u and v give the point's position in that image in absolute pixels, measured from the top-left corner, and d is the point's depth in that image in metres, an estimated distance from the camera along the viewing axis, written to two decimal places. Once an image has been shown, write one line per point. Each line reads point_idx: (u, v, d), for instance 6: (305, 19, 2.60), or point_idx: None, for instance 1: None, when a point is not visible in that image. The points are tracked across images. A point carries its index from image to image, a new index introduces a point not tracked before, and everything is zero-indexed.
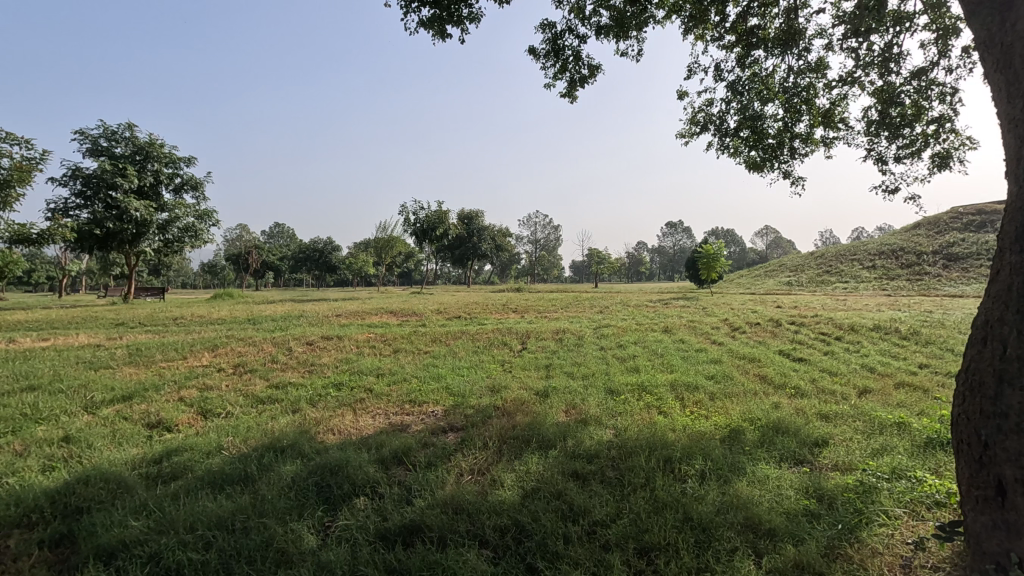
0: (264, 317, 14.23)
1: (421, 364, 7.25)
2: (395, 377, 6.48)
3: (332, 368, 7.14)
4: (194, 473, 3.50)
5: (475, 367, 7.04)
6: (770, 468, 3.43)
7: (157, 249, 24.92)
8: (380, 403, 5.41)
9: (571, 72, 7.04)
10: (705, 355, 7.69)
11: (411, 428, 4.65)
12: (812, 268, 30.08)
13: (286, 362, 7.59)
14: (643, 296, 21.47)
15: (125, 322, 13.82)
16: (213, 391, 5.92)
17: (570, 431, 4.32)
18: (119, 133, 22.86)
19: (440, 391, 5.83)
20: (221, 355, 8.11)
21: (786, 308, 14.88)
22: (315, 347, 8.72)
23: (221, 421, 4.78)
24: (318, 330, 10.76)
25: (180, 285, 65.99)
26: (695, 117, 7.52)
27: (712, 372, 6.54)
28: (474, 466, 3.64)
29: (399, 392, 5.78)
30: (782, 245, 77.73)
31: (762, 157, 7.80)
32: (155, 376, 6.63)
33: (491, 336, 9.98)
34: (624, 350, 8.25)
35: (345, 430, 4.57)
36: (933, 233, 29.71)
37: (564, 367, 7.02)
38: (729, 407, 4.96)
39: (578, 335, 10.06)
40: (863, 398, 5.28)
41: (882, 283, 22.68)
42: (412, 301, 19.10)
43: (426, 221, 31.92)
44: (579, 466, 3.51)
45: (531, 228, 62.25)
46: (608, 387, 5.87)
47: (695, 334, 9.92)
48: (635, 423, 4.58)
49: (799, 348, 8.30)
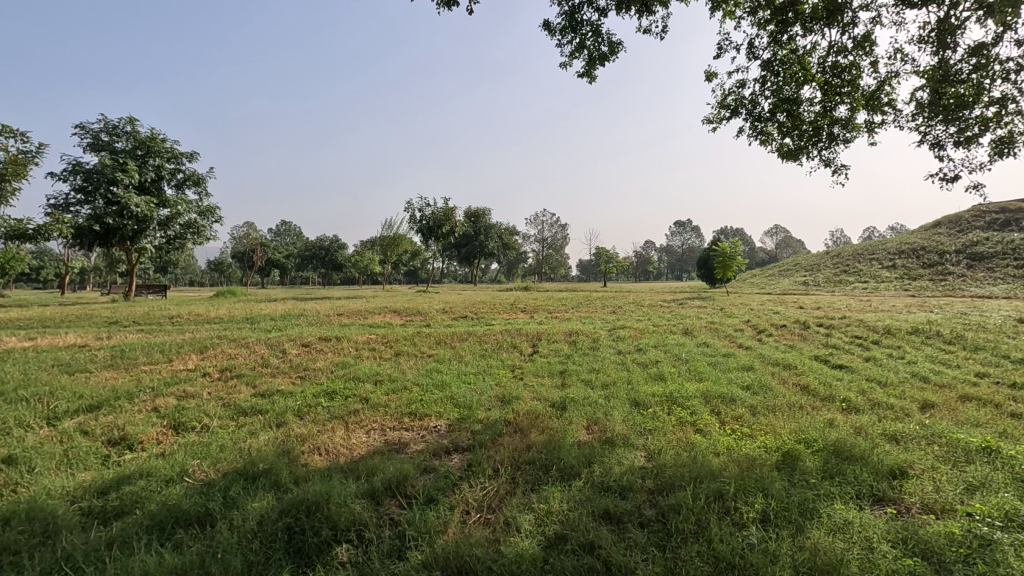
0: (262, 316, 13.64)
1: (424, 370, 6.62)
2: (395, 384, 5.85)
3: (326, 373, 6.52)
4: (143, 509, 2.88)
5: (483, 374, 6.40)
6: (848, 509, 2.79)
7: (159, 245, 24.45)
8: (376, 416, 4.80)
9: (590, 50, 6.41)
10: (735, 361, 7.02)
11: (410, 448, 4.02)
12: (828, 267, 29.25)
13: (277, 366, 6.99)
14: (655, 295, 20.80)
15: (118, 321, 13.30)
16: (191, 400, 5.31)
17: (596, 455, 3.68)
18: (119, 127, 22.39)
19: (443, 401, 5.21)
20: (208, 358, 7.51)
21: (809, 309, 14.10)
22: (311, 350, 8.12)
23: (193, 438, 4.17)
24: (316, 331, 10.14)
25: (186, 283, 65.83)
26: (725, 101, 6.88)
27: (746, 380, 5.89)
28: (484, 503, 3.02)
29: (398, 403, 5.16)
30: (792, 244, 76.67)
31: (798, 144, 7.16)
32: (132, 382, 6.03)
33: (499, 338, 9.34)
34: (644, 354, 7.61)
35: (333, 451, 3.95)
36: (953, 232, 28.81)
37: (580, 374, 6.36)
38: (776, 425, 4.31)
39: (592, 337, 9.41)
40: (929, 415, 4.59)
41: (904, 283, 21.87)
42: (417, 300, 18.50)
43: (432, 218, 31.30)
44: (612, 505, 2.88)
45: (538, 227, 61.55)
46: (633, 398, 5.22)
47: (719, 337, 9.25)
48: (671, 445, 3.93)
49: (836, 353, 7.59)
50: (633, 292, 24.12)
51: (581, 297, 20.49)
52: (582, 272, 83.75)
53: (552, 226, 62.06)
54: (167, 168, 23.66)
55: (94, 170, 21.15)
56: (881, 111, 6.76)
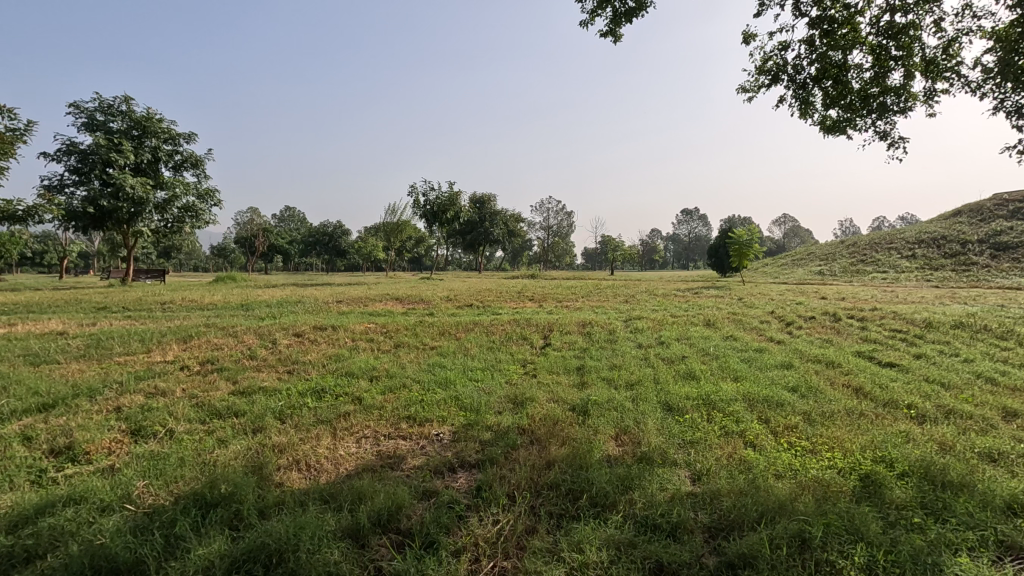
0: (259, 302, 13.04)
1: (425, 365, 5.94)
2: (392, 381, 5.19)
3: (317, 368, 5.87)
4: (60, 553, 2.24)
5: (491, 370, 5.72)
6: (977, 564, 2.13)
7: (156, 229, 23.82)
8: (369, 421, 4.15)
9: (614, 5, 5.65)
10: (769, 357, 6.34)
11: (406, 463, 3.38)
12: (845, 257, 28.39)
13: (265, 359, 6.35)
14: (666, 284, 20.07)
15: (108, 306, 12.72)
16: (160, 398, 4.67)
17: (632, 478, 3.02)
18: (114, 107, 21.65)
19: (447, 403, 4.55)
20: (191, 348, 6.89)
21: (834, 299, 13.33)
22: (305, 340, 7.49)
23: (150, 448, 3.53)
24: (311, 320, 9.48)
25: (190, 268, 65.60)
26: (763, 66, 6.13)
27: (791, 380, 5.19)
28: (500, 544, 2.38)
29: (396, 404, 4.51)
30: (800, 234, 75.57)
31: (843, 115, 6.39)
32: (101, 376, 5.41)
33: (508, 328, 8.69)
34: (667, 349, 6.94)
35: (316, 468, 3.31)
36: (976, 221, 27.72)
37: (600, 371, 5.67)
38: (841, 438, 3.63)
39: (608, 328, 8.71)
40: (1018, 426, 3.90)
41: (925, 274, 21.00)
42: (421, 287, 17.84)
43: (437, 203, 30.54)
44: (667, 555, 2.23)
45: (544, 215, 60.19)
46: (666, 401, 4.55)
47: (745, 329, 8.56)
48: (720, 464, 3.26)
49: (879, 349, 6.88)
50: (643, 281, 23.35)
51: (591, 285, 19.83)
52: (588, 260, 82.89)
53: (558, 214, 60.76)
54: (164, 149, 23.00)
55: (90, 150, 20.53)
56: (940, 78, 5.99)
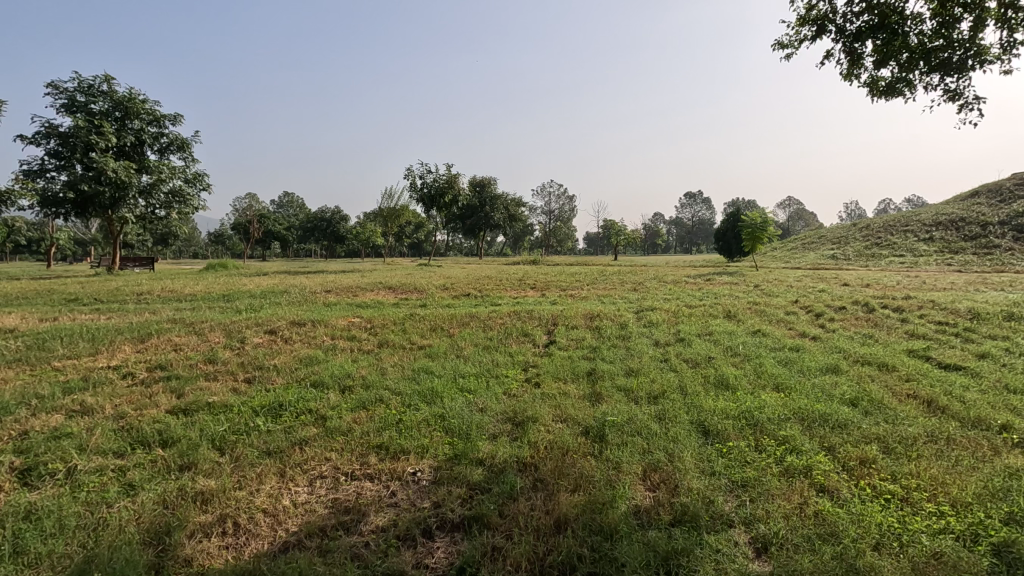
0: (241, 293, 12.14)
1: (410, 371, 5.08)
2: (367, 395, 4.33)
3: (283, 375, 5.00)
4: None
5: (486, 377, 4.85)
6: None
7: (142, 215, 22.87)
8: (329, 453, 3.29)
9: None
10: (809, 358, 5.45)
11: (370, 521, 2.54)
12: (858, 240, 27.35)
13: (227, 363, 5.49)
14: (674, 270, 19.15)
15: (79, 299, 11.79)
16: (81, 420, 3.80)
17: (677, 555, 2.17)
18: (95, 87, 20.57)
19: (429, 426, 3.67)
20: (144, 351, 6.01)
21: (858, 286, 12.39)
22: (278, 339, 6.63)
23: (29, 500, 2.66)
24: (291, 314, 8.59)
25: (188, 254, 64.74)
26: (807, 16, 5.16)
27: (846, 390, 4.30)
28: None
29: (370, 427, 3.66)
30: (805, 216, 74.26)
31: (898, 74, 5.48)
32: (22, 388, 4.54)
33: (507, 322, 7.79)
34: (691, 348, 6.05)
35: (249, 532, 2.47)
36: (995, 202, 26.64)
37: (615, 378, 4.80)
38: (943, 480, 2.77)
39: (619, 321, 7.84)
40: None
41: (945, 258, 20.05)
42: (416, 275, 16.89)
43: (435, 186, 29.39)
44: None
45: (545, 199, 58.99)
46: (701, 422, 3.69)
47: (773, 323, 7.67)
48: (792, 523, 2.42)
49: (935, 347, 5.98)
50: (649, 266, 22.35)
51: (595, 271, 18.91)
52: (591, 245, 81.64)
53: (560, 197, 59.36)
54: (148, 131, 22.01)
55: (69, 132, 19.54)
56: (1019, 27, 5.02)
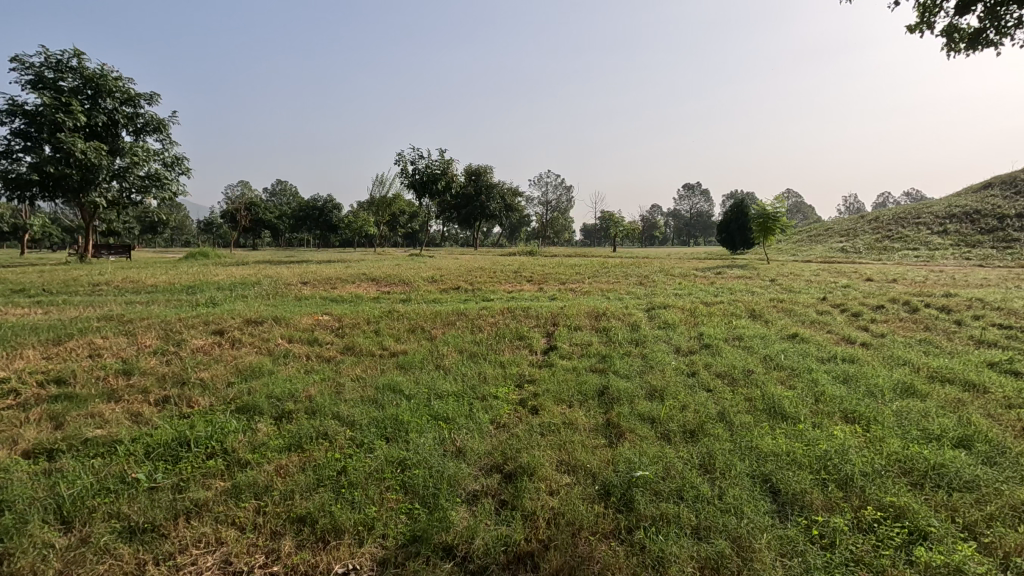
0: (207, 285, 10.94)
1: (373, 388, 3.98)
2: (308, 427, 3.23)
3: (209, 394, 3.89)
4: None
5: (470, 399, 3.76)
6: None
7: (116, 200, 21.55)
8: (226, 532, 2.20)
9: None
10: (874, 374, 4.38)
11: None
12: (867, 232, 26.31)
13: (146, 376, 4.35)
14: (679, 262, 18.00)
15: (25, 290, 10.58)
16: None
17: None
18: (63, 62, 19.09)
19: (381, 481, 2.58)
20: (50, 358, 4.85)
21: (886, 282, 11.34)
22: (224, 342, 5.52)
23: None
24: (252, 309, 7.42)
25: (178, 243, 63.04)
26: None
27: (945, 425, 3.23)
28: None
29: (296, 482, 2.56)
30: (805, 209, 73.25)
31: (989, 16, 4.40)
32: None
33: (499, 321, 6.69)
34: (721, 357, 4.96)
35: None
36: (1011, 194, 25.61)
37: (636, 402, 3.71)
38: None
39: (629, 321, 6.77)
40: None
41: (963, 251, 19.04)
42: (404, 265, 15.75)
43: (428, 171, 28.15)
44: None
45: (543, 189, 57.63)
46: (765, 478, 2.61)
47: (809, 325, 6.61)
48: None
49: (1017, 357, 4.93)
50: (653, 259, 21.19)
51: (595, 263, 17.83)
52: (588, 236, 80.28)
53: (558, 187, 58.10)
54: (122, 111, 20.66)
55: (35, 110, 18.16)
56: None
